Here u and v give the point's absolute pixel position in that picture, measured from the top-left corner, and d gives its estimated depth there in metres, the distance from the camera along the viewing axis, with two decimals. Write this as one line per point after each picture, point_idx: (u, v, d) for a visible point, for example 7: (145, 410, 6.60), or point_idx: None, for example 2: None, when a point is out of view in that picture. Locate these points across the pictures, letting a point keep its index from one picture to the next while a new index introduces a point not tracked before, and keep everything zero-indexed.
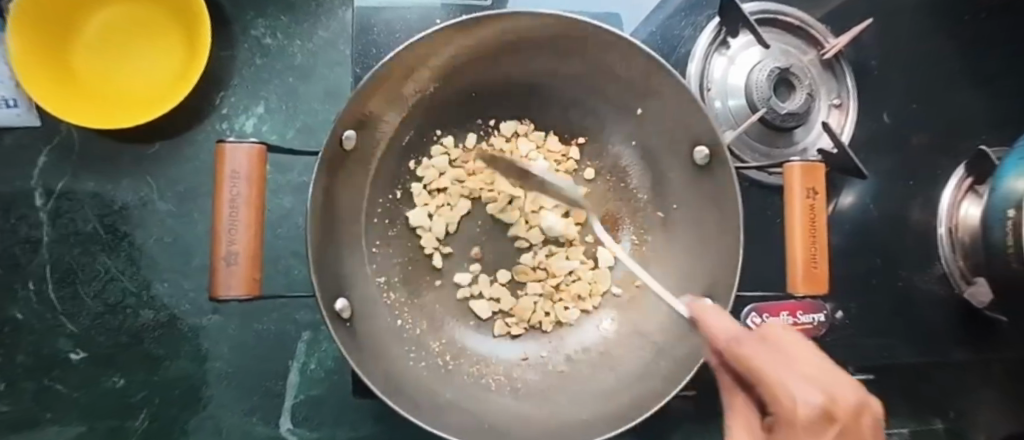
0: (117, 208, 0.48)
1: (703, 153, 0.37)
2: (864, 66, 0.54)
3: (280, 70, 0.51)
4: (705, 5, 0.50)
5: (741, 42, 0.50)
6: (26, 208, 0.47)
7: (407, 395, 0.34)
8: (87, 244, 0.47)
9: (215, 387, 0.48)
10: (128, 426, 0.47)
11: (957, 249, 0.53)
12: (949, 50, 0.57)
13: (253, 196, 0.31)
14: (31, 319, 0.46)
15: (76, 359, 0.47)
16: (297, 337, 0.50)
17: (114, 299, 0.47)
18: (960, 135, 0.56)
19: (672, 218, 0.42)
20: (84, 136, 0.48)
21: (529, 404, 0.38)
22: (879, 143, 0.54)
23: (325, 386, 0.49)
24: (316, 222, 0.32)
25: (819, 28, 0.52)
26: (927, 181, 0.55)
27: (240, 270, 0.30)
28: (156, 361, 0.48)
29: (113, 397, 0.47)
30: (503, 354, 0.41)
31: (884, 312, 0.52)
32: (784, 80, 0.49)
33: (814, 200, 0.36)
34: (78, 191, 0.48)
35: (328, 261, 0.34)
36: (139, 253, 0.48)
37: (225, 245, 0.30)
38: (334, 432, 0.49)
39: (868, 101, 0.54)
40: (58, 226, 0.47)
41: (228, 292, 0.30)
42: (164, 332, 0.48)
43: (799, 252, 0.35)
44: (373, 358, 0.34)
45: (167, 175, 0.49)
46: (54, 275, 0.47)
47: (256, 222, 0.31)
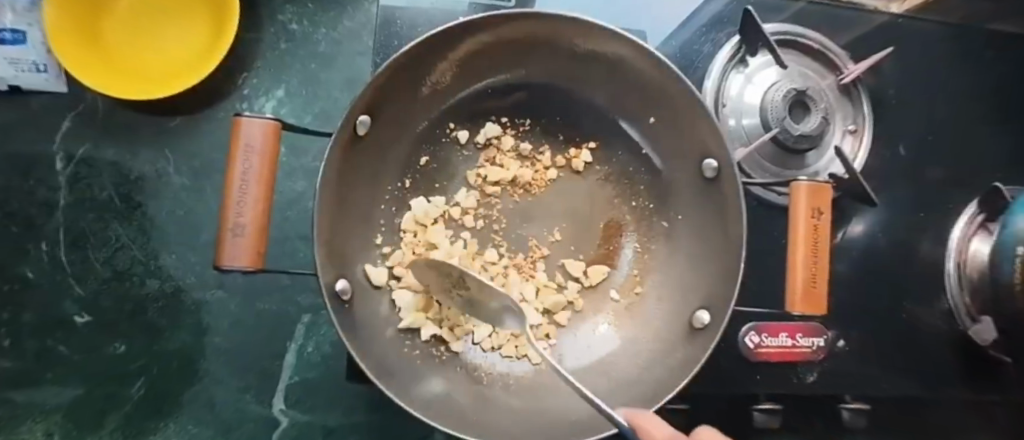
0: (133, 178, 0.49)
1: (712, 167, 0.37)
2: (882, 94, 0.54)
3: (303, 56, 0.52)
4: (727, 22, 0.51)
5: (759, 62, 0.50)
6: (46, 171, 0.48)
7: (400, 381, 0.34)
8: (102, 211, 0.49)
9: (213, 361, 0.49)
10: (124, 393, 0.47)
11: (965, 285, 0.53)
12: (969, 85, 0.57)
13: (264, 169, 0.31)
14: (41, 279, 0.47)
15: (80, 322, 0.47)
16: (296, 319, 0.50)
17: (122, 266, 0.48)
18: (974, 171, 0.56)
19: (676, 228, 0.41)
20: (107, 105, 0.49)
21: (519, 401, 0.38)
22: (891, 173, 0.54)
23: (320, 370, 0.50)
24: (324, 203, 0.32)
25: (839, 53, 0.52)
26: (937, 215, 0.54)
27: (246, 242, 0.30)
28: (158, 331, 0.48)
29: (112, 363, 0.48)
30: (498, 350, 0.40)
31: (885, 343, 0.52)
32: (800, 102, 0.49)
33: (819, 221, 0.35)
34: (97, 158, 0.49)
35: (334, 242, 0.34)
36: (150, 224, 0.49)
37: (233, 215, 0.30)
38: (326, 416, 0.50)
39: (884, 129, 0.54)
40: (75, 191, 0.48)
41: (231, 262, 0.29)
42: (167, 303, 0.49)
43: (800, 272, 0.34)
44: (367, 341, 0.34)
45: (185, 150, 0.50)
46: (67, 239, 0.48)
47: (265, 195, 0.31)
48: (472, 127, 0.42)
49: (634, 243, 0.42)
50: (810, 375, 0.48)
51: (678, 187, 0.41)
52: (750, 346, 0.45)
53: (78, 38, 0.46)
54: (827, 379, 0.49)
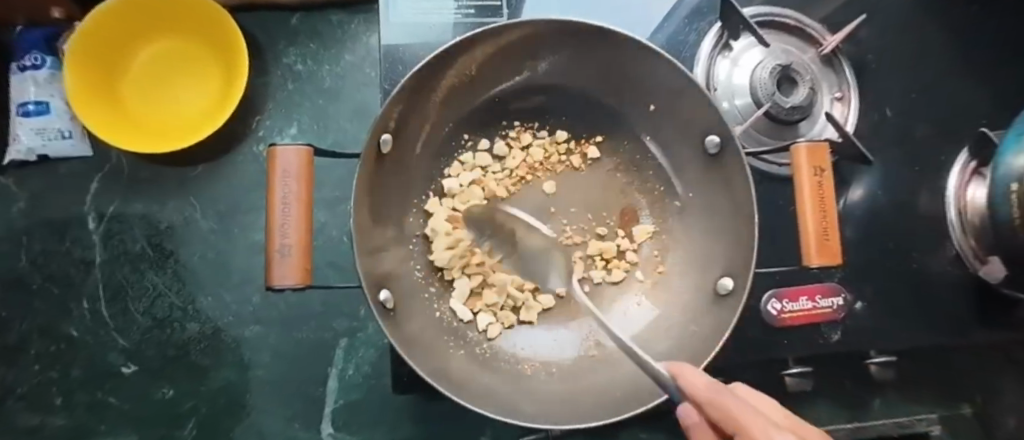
0: (163, 228, 0.51)
1: (715, 142, 0.39)
2: (862, 59, 0.56)
3: (311, 94, 0.54)
4: (708, 12, 0.54)
5: (742, 45, 0.53)
6: (79, 232, 0.50)
7: (449, 379, 0.35)
8: (136, 263, 0.50)
9: (259, 394, 0.50)
10: (177, 435, 0.49)
11: (969, 231, 0.55)
12: (944, 41, 0.59)
13: (303, 193, 0.32)
14: (86, 335, 0.49)
15: (127, 372, 0.49)
16: (334, 344, 0.52)
17: (162, 314, 0.50)
18: (962, 121, 0.58)
19: (689, 206, 0.43)
20: (132, 162, 0.52)
21: (561, 384, 0.38)
22: (882, 133, 0.56)
23: (364, 390, 0.52)
24: (359, 219, 0.34)
25: (816, 26, 0.55)
26: (932, 167, 0.57)
27: (294, 260, 0.31)
28: (202, 372, 0.50)
29: (163, 408, 0.49)
30: (535, 339, 0.41)
31: (901, 295, 0.54)
32: (787, 76, 0.51)
33: (822, 178, 0.37)
34: (127, 213, 0.51)
35: (373, 253, 0.35)
36: (184, 270, 0.51)
37: (278, 237, 0.31)
38: (375, 435, 0.51)
39: (869, 93, 0.56)
40: (110, 246, 0.50)
41: (282, 280, 0.30)
42: (208, 344, 0.50)
43: (811, 226, 0.36)
44: (414, 342, 0.35)
45: (209, 196, 0.52)
46: (105, 294, 0.50)
47: (306, 215, 0.32)
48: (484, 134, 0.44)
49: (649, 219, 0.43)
50: (834, 334, 0.50)
51: (684, 166, 0.42)
52: (773, 313, 0.48)
53: (100, 104, 0.48)
54: (850, 336, 0.51)
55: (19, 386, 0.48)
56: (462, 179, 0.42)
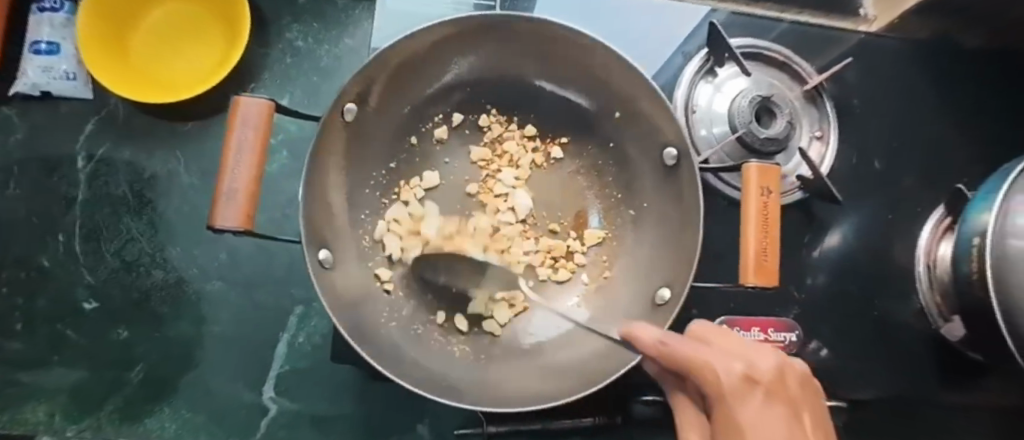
0: (146, 176, 0.53)
1: (673, 155, 0.40)
2: (848, 103, 0.57)
3: (306, 69, 0.56)
4: (697, 38, 0.56)
5: (727, 72, 0.54)
6: (67, 169, 0.53)
7: (374, 345, 0.35)
8: (115, 206, 0.53)
9: (209, 348, 0.52)
10: (125, 376, 0.50)
11: (936, 286, 0.53)
12: (931, 97, 0.60)
13: (258, 144, 0.34)
14: (56, 268, 0.51)
15: (88, 308, 0.51)
16: (290, 310, 0.53)
17: (131, 257, 0.52)
18: (943, 177, 0.58)
19: (642, 216, 0.43)
20: (128, 111, 0.54)
21: (490, 370, 0.38)
22: (860, 178, 0.56)
23: (312, 359, 0.52)
24: (309, 177, 0.35)
25: (803, 64, 0.56)
26: (907, 218, 0.56)
27: (238, 204, 0.32)
28: (160, 318, 0.52)
29: (117, 347, 0.51)
30: (469, 322, 0.41)
31: (860, 342, 0.53)
32: (766, 108, 0.52)
33: (768, 198, 0.38)
34: (115, 158, 0.53)
35: (320, 212, 0.36)
36: (159, 218, 0.53)
37: (227, 181, 0.33)
38: (315, 406, 0.51)
39: (850, 137, 0.56)
40: (93, 187, 0.53)
41: (223, 222, 0.32)
42: (170, 292, 0.52)
43: (752, 245, 0.37)
44: (344, 304, 0.36)
45: (194, 152, 0.54)
46: (81, 231, 0.52)
47: (258, 165, 0.34)
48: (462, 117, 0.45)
49: (599, 223, 0.44)
50: None
51: (642, 176, 0.43)
52: None
53: (110, 59, 0.51)
54: None
55: None
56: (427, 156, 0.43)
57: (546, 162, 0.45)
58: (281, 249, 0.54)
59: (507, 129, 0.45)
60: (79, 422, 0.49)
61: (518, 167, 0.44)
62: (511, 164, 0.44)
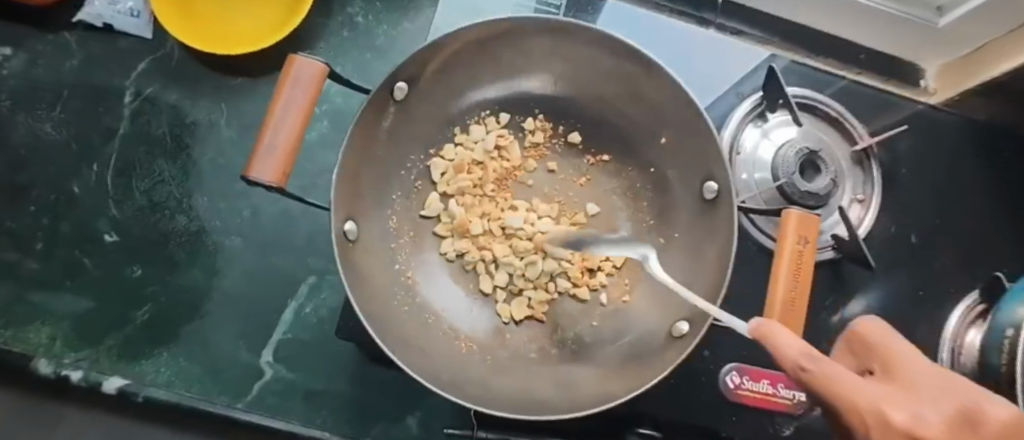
0: (187, 122, 0.54)
1: (713, 190, 0.39)
2: (895, 171, 0.56)
3: (361, 46, 0.57)
4: (754, 80, 0.55)
5: (778, 118, 0.53)
6: (114, 102, 0.54)
7: (385, 327, 0.35)
8: (152, 146, 0.53)
9: (216, 302, 0.52)
10: (130, 314, 0.51)
11: (958, 373, 0.50)
12: (982, 180, 0.58)
13: (306, 106, 0.34)
14: (84, 196, 0.52)
15: (107, 240, 0.52)
16: (302, 279, 0.53)
17: (158, 199, 0.52)
18: (982, 262, 0.56)
19: (672, 246, 0.42)
20: (182, 57, 0.55)
21: (497, 375, 0.38)
22: (895, 248, 0.54)
23: (315, 332, 0.52)
24: (350, 149, 0.35)
25: (856, 124, 0.55)
26: (938, 298, 0.54)
27: (276, 161, 0.32)
28: (174, 263, 0.52)
29: (128, 284, 0.51)
30: (480, 321, 0.40)
31: None
32: (812, 162, 0.51)
33: (804, 248, 0.36)
34: (161, 100, 0.54)
35: (353, 185, 0.36)
36: (191, 165, 0.53)
37: (268, 138, 0.33)
38: (310, 378, 0.51)
39: (893, 206, 0.55)
40: (135, 124, 0.53)
41: (258, 176, 0.32)
42: (188, 239, 0.52)
43: (780, 293, 0.35)
44: (362, 280, 0.35)
45: (237, 107, 0.55)
46: (115, 165, 0.53)
47: (302, 127, 0.34)
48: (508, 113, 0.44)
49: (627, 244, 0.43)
50: (786, 427, 0.48)
51: (679, 207, 0.42)
52: (729, 386, 0.47)
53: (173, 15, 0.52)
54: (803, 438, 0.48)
55: (9, 222, 0.51)
56: (466, 148, 0.42)
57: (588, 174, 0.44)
58: (303, 217, 0.54)
59: (551, 135, 0.44)
60: (79, 351, 0.49)
61: (557, 174, 0.44)
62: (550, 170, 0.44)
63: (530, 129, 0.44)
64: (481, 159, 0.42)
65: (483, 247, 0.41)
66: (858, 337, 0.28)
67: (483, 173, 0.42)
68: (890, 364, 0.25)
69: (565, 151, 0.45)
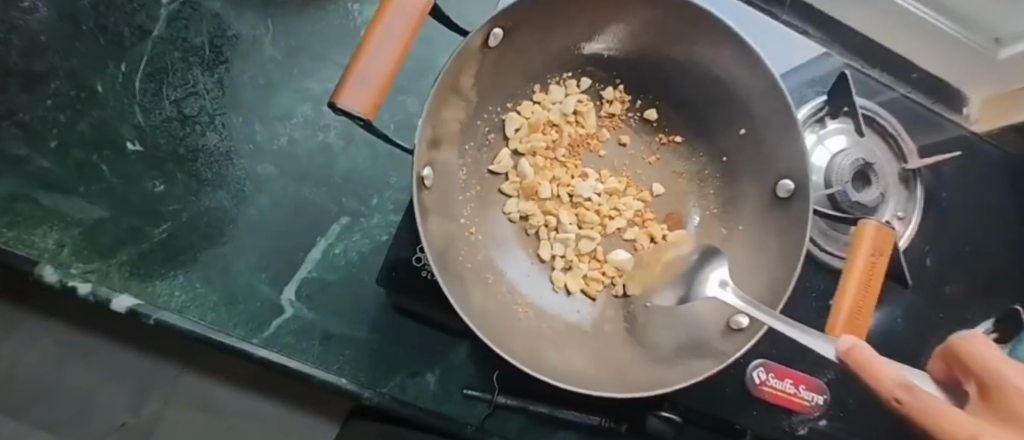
0: (229, 35, 0.50)
1: (787, 189, 0.38)
2: (934, 195, 0.57)
3: None
4: (819, 82, 0.55)
5: (837, 126, 0.53)
6: (151, 1, 0.49)
7: (450, 280, 0.33)
8: (188, 54, 0.49)
9: (241, 229, 0.49)
10: (147, 230, 0.47)
11: None
12: (1012, 215, 0.59)
13: (405, 37, 0.31)
14: (109, 97, 0.48)
15: (129, 149, 0.48)
16: (335, 218, 0.51)
17: (189, 112, 0.49)
18: (1001, 294, 0.57)
19: (736, 237, 0.41)
20: None
21: (558, 340, 0.37)
22: (923, 269, 0.55)
23: (342, 274, 0.50)
24: (441, 88, 0.32)
25: (908, 144, 0.55)
26: (958, 323, 0.55)
27: (369, 90, 0.30)
28: (199, 183, 0.49)
29: (147, 198, 0.48)
30: (537, 286, 0.39)
31: (881, 431, 0.51)
32: (864, 174, 0.52)
33: (877, 260, 0.36)
34: (203, 6, 0.50)
35: (435, 127, 0.33)
36: (230, 81, 0.50)
37: (363, 64, 0.30)
38: (330, 321, 0.49)
39: (927, 228, 0.56)
40: (172, 27, 0.49)
41: (348, 103, 0.29)
42: (218, 160, 0.49)
43: (848, 300, 0.35)
44: (435, 231, 0.34)
45: (285, 26, 0.51)
46: (146, 69, 0.48)
47: (398, 58, 0.31)
48: (589, 76, 0.42)
49: (696, 227, 0.42)
50: (801, 428, 0.49)
51: (746, 199, 0.42)
52: (755, 382, 0.47)
53: None
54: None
55: (23, 113, 0.47)
56: (545, 109, 0.41)
57: (659, 152, 0.44)
58: (342, 154, 0.51)
59: (628, 108, 0.43)
60: (87, 262, 0.46)
61: (630, 148, 0.43)
62: (623, 143, 0.43)
63: (608, 99, 0.43)
64: (557, 121, 0.41)
65: (549, 212, 0.40)
66: (955, 356, 0.22)
67: (556, 137, 0.41)
68: (987, 394, 0.19)
69: (639, 126, 0.44)
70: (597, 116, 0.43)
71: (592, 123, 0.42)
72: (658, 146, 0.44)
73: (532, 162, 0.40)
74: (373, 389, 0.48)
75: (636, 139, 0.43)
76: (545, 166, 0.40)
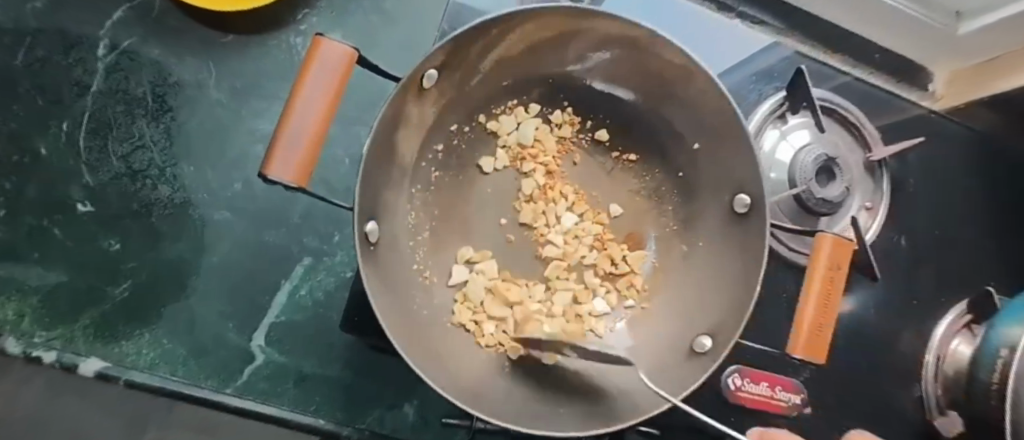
0: (171, 82, 0.49)
1: (744, 203, 0.38)
2: (902, 180, 0.56)
3: (367, 9, 0.52)
4: (776, 78, 0.54)
5: (798, 121, 0.52)
6: (86, 54, 0.47)
7: (404, 330, 0.33)
8: (131, 106, 0.48)
9: (204, 280, 0.48)
10: (108, 290, 0.47)
11: (940, 379, 0.54)
12: (981, 193, 0.60)
13: (331, 94, 0.30)
14: (53, 158, 0.47)
15: (81, 210, 0.47)
16: (297, 259, 0.50)
17: (138, 166, 0.48)
18: (975, 276, 0.58)
19: (696, 254, 0.41)
20: (165, 6, 0.49)
21: (521, 380, 0.37)
22: (894, 258, 0.55)
23: (309, 315, 0.50)
24: (377, 141, 0.32)
25: (870, 131, 0.54)
26: (930, 306, 0.56)
27: (298, 158, 0.29)
28: (156, 238, 0.48)
29: (104, 259, 0.47)
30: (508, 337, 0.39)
31: (852, 418, 0.52)
32: (829, 169, 0.51)
33: (836, 271, 0.36)
34: (142, 55, 0.48)
35: (374, 181, 0.33)
36: (177, 130, 0.49)
37: (290, 130, 0.29)
38: (301, 362, 0.49)
39: (896, 214, 0.56)
40: (111, 80, 0.48)
41: (279, 174, 0.28)
42: (173, 213, 0.48)
43: (808, 323, 0.36)
44: (384, 284, 0.34)
45: (229, 68, 0.50)
46: (89, 125, 0.47)
47: (327, 119, 0.30)
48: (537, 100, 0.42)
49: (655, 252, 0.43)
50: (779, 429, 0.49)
51: (703, 216, 0.42)
52: (731, 388, 0.47)
53: None
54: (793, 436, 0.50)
55: None
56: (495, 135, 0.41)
57: (612, 165, 0.43)
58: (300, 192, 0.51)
59: (579, 129, 0.43)
60: (49, 330, 0.45)
61: (585, 164, 0.43)
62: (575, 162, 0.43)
63: (553, 121, 0.43)
64: (505, 166, 0.41)
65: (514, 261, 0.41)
66: None
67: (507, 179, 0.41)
68: None
69: (595, 148, 0.43)
70: (548, 136, 0.42)
71: (546, 147, 0.42)
72: (613, 160, 0.43)
73: (486, 199, 0.41)
74: (351, 427, 0.49)
75: (593, 160, 0.43)
76: (497, 199, 0.41)
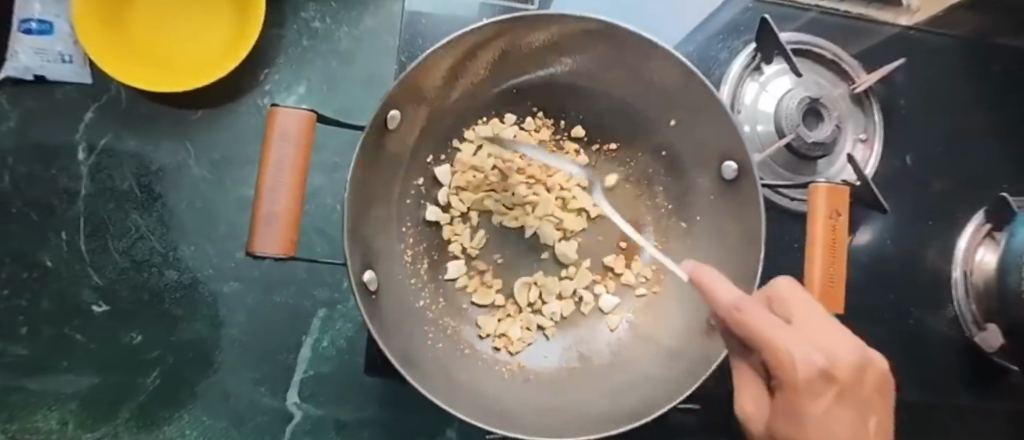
0: (154, 169, 0.50)
1: (731, 168, 0.38)
2: (892, 103, 0.55)
3: (325, 53, 0.53)
4: (744, 30, 0.52)
5: (774, 69, 0.51)
6: (68, 161, 0.49)
7: (419, 367, 0.35)
8: (121, 202, 0.49)
9: (228, 352, 0.49)
10: (139, 382, 0.48)
11: (971, 294, 0.53)
12: (975, 99, 0.58)
13: (299, 150, 0.32)
14: (60, 268, 0.48)
15: (97, 311, 0.48)
16: (312, 313, 0.51)
17: (141, 256, 0.49)
18: (984, 183, 0.57)
19: (696, 230, 0.42)
20: (131, 96, 0.50)
21: (536, 393, 0.38)
22: (901, 183, 0.54)
23: (334, 364, 0.50)
24: (356, 192, 0.32)
25: (852, 63, 0.53)
26: (946, 223, 0.55)
27: (277, 230, 0.31)
28: (174, 321, 0.49)
29: (129, 353, 0.48)
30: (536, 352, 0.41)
31: (888, 352, 0.52)
32: (814, 109, 0.50)
33: (836, 221, 0.38)
34: (119, 149, 0.49)
35: (360, 230, 0.33)
36: (170, 215, 0.49)
37: (266, 205, 0.31)
38: (337, 410, 0.50)
39: (893, 139, 0.55)
40: (96, 180, 0.49)
41: (264, 249, 0.31)
42: (184, 294, 0.49)
43: (818, 275, 0.37)
44: (393, 328, 0.35)
45: (206, 142, 0.51)
46: (86, 228, 0.48)
47: (298, 187, 0.32)
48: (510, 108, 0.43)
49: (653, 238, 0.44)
50: None
51: (695, 190, 0.42)
52: None
53: (115, 54, 0.46)
54: None
55: None
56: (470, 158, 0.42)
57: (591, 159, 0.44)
58: None
59: (555, 131, 0.44)
60: (94, 430, 0.46)
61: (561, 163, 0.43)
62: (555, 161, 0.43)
63: (526, 129, 0.43)
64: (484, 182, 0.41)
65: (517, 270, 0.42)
66: None
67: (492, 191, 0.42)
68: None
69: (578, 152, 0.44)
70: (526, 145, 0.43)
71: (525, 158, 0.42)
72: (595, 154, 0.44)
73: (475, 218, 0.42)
74: None
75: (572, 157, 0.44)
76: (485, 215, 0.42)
